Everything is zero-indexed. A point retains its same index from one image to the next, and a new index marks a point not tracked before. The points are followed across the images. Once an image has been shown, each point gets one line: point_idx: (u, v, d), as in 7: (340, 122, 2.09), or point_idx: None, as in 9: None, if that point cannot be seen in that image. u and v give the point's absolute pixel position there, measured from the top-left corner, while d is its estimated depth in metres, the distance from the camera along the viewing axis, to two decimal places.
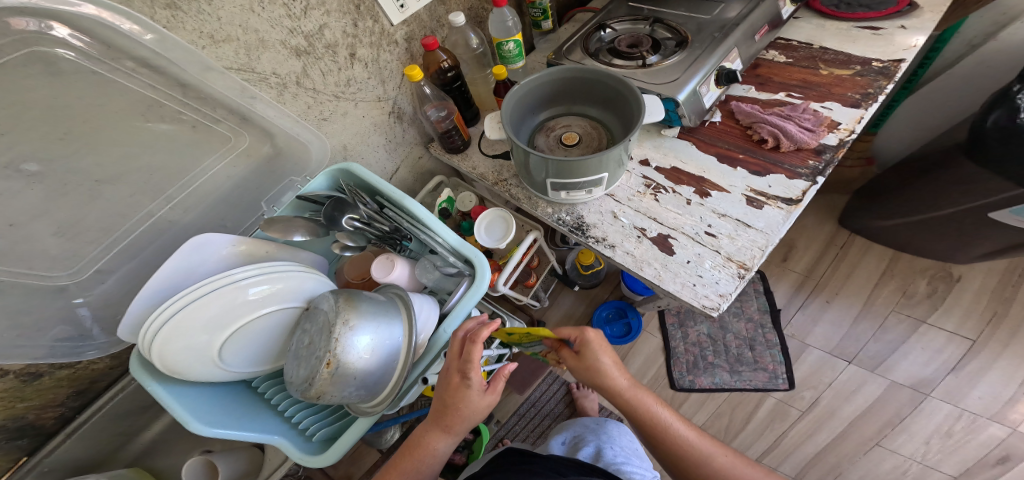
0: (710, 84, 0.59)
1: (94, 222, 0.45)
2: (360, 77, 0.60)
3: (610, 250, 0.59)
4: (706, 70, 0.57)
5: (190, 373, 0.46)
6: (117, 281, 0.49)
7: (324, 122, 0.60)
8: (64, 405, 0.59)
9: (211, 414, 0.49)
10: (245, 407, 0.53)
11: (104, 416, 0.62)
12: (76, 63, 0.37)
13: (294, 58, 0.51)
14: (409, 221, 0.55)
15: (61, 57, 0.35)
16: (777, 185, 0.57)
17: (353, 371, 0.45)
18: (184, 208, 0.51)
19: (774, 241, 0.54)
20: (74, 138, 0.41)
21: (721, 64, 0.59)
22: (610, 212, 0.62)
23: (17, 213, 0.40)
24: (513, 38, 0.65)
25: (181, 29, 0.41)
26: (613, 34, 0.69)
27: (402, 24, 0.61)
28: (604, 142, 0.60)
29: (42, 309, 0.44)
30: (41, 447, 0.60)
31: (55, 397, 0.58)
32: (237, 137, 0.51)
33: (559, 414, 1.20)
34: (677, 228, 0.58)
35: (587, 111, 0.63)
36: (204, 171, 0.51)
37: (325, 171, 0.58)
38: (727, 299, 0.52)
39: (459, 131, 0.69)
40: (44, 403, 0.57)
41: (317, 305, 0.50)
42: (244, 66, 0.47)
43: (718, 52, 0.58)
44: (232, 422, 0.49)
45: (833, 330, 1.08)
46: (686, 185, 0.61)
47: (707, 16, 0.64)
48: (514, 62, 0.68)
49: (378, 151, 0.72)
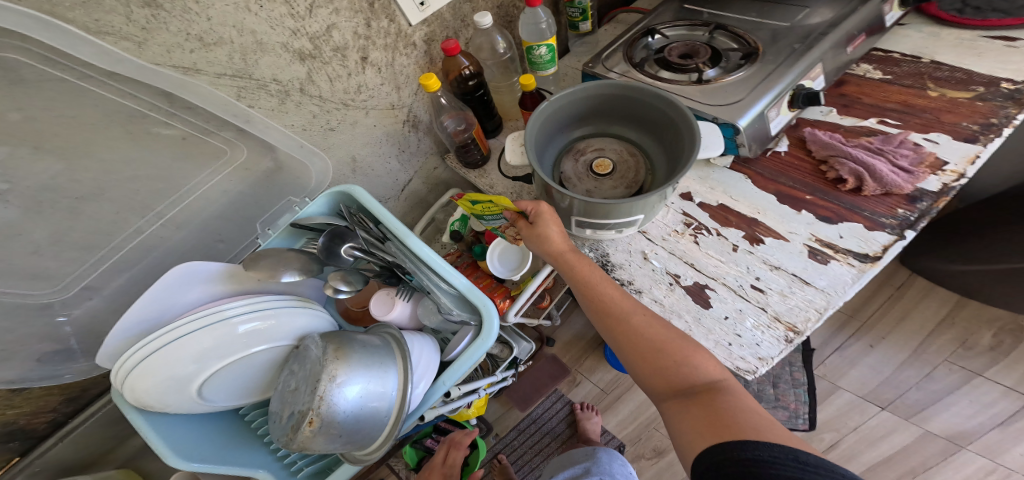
0: (782, 107, 0.48)
1: (78, 239, 0.40)
2: (372, 84, 0.54)
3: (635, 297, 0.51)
4: (780, 89, 0.46)
5: (169, 408, 0.43)
6: (106, 298, 0.45)
7: (330, 132, 0.55)
8: (56, 410, 0.61)
9: (190, 447, 0.46)
10: (229, 436, 0.50)
11: (97, 421, 0.64)
12: (39, 71, 0.30)
13: (297, 62, 0.45)
14: (413, 262, 0.51)
15: (22, 65, 0.29)
16: (851, 237, 0.47)
17: (338, 428, 0.41)
18: (176, 225, 0.47)
19: (837, 305, 0.44)
20: (48, 152, 0.36)
21: (800, 82, 0.48)
22: (639, 252, 0.54)
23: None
24: (547, 42, 0.57)
25: (164, 31, 0.35)
26: (665, 42, 0.60)
27: (421, 24, 0.54)
28: (641, 175, 0.52)
29: (22, 334, 0.41)
30: (33, 449, 0.62)
31: (46, 404, 0.59)
32: (233, 149, 0.45)
33: (560, 434, 1.15)
34: (716, 277, 0.50)
35: (623, 134, 0.54)
36: (197, 186, 0.46)
37: (325, 194, 0.52)
38: (768, 365, 0.44)
39: (478, 145, 0.63)
40: (35, 410, 0.58)
41: (307, 348, 0.46)
42: (240, 73, 0.41)
43: (799, 67, 0.47)
44: (212, 456, 0.46)
45: (870, 374, 0.98)
46: (735, 228, 0.52)
47: (787, 24, 0.54)
48: (545, 69, 0.60)
49: (388, 160, 0.66)
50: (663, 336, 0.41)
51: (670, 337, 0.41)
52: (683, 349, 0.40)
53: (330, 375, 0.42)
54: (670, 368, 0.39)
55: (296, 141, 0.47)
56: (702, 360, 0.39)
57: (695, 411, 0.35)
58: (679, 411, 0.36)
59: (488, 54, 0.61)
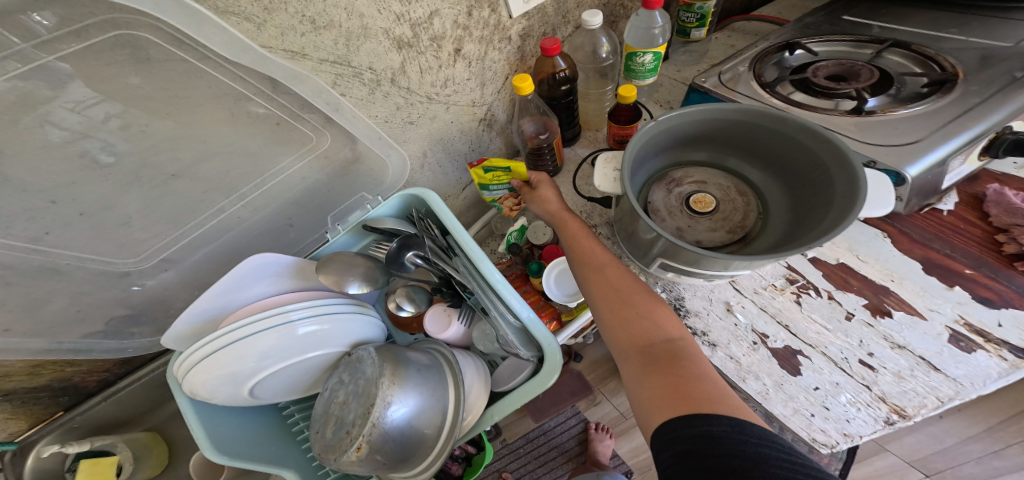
0: (969, 155, 0.42)
1: (165, 213, 0.40)
2: (460, 78, 0.49)
3: (709, 350, 0.46)
4: (973, 133, 0.39)
5: (217, 400, 0.41)
6: (181, 271, 0.45)
7: (409, 126, 0.51)
8: (109, 371, 0.62)
9: (229, 439, 0.44)
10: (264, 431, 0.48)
11: (143, 384, 0.65)
12: (166, 50, 0.30)
13: (394, 51, 0.41)
14: (478, 286, 0.47)
15: (150, 42, 0.29)
16: (1011, 327, 0.40)
17: (383, 452, 0.40)
18: (255, 208, 0.44)
19: (965, 398, 0.38)
20: (155, 131, 0.34)
21: (1006, 124, 0.41)
22: (722, 302, 0.49)
23: (87, 204, 0.34)
24: (654, 49, 0.51)
25: (283, 12, 0.32)
26: (814, 59, 0.55)
27: (521, 17, 0.48)
28: (751, 218, 0.46)
29: (98, 299, 0.40)
30: (79, 404, 0.63)
31: (101, 364, 0.60)
32: (319, 136, 0.43)
33: (569, 450, 1.12)
34: (815, 344, 0.44)
35: (744, 172, 0.48)
36: (280, 172, 0.44)
37: (399, 196, 0.49)
38: (852, 443, 0.39)
39: (553, 152, 0.57)
40: (90, 369, 0.60)
41: (360, 361, 0.44)
42: (340, 60, 0.38)
43: (1013, 104, 0.40)
44: (248, 452, 0.44)
45: (928, 442, 0.89)
46: (854, 294, 0.46)
47: (1004, 44, 0.47)
48: (644, 78, 0.54)
49: (457, 159, 0.62)
50: (632, 291, 0.40)
51: (637, 293, 0.40)
52: (647, 306, 0.39)
53: (380, 399, 0.40)
54: (637, 324, 0.38)
55: (377, 133, 0.43)
56: (662, 318, 0.38)
57: (658, 372, 0.34)
58: (640, 370, 0.35)
59: (588, 56, 0.56)
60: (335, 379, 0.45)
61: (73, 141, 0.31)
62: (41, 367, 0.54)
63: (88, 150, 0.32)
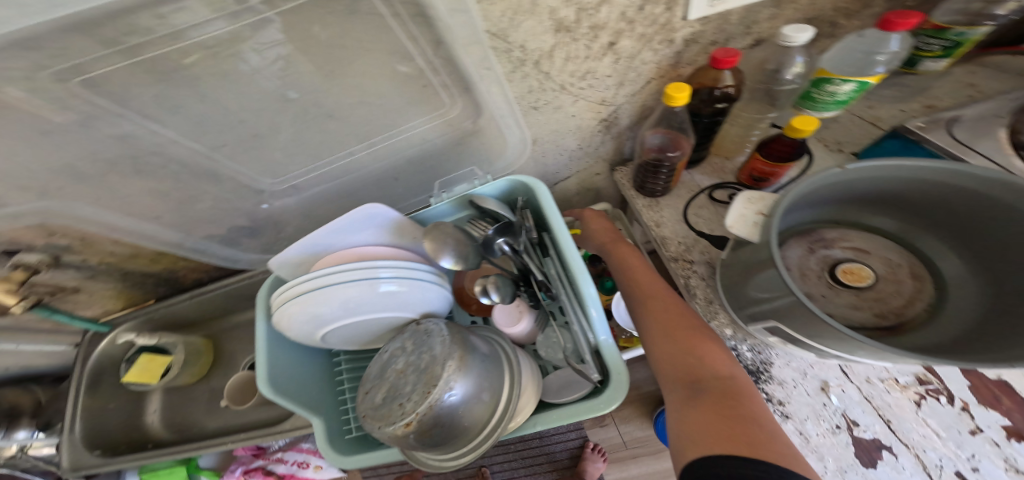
0: None
1: (312, 147, 0.42)
2: (601, 72, 0.46)
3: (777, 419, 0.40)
4: None
5: (295, 332, 0.45)
6: (302, 199, 0.48)
7: (532, 111, 0.49)
8: (205, 274, 0.73)
9: (283, 368, 0.47)
10: (311, 371, 0.51)
11: (217, 295, 0.75)
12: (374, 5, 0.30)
13: (552, 33, 0.39)
14: (563, 286, 0.45)
15: None
16: None
17: (430, 435, 0.39)
18: (377, 157, 0.46)
19: None
20: (333, 76, 0.36)
21: None
22: (812, 378, 0.41)
23: (261, 129, 0.38)
24: (862, 79, 0.42)
25: None
26: None
27: (697, 20, 0.43)
28: (920, 308, 0.39)
29: (230, 208, 0.45)
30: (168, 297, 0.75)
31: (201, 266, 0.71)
32: (452, 104, 0.42)
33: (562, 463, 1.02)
34: (912, 447, 0.36)
35: (938, 258, 0.40)
36: (409, 129, 0.44)
37: (508, 180, 0.48)
38: None
39: (673, 173, 0.51)
40: (193, 268, 0.71)
41: (430, 336, 0.44)
42: (500, 33, 0.37)
43: None
44: (291, 386, 0.47)
45: None
46: (983, 403, 0.37)
47: None
48: (827, 110, 0.47)
49: (563, 154, 0.60)
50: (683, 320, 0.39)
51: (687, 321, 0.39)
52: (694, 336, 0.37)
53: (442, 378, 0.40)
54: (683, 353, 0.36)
55: (510, 110, 0.42)
56: (709, 350, 0.36)
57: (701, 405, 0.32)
58: (684, 402, 0.33)
59: (765, 73, 0.51)
60: (401, 346, 0.45)
61: (272, 82, 0.34)
62: (158, 258, 0.65)
63: (279, 87, 0.34)
